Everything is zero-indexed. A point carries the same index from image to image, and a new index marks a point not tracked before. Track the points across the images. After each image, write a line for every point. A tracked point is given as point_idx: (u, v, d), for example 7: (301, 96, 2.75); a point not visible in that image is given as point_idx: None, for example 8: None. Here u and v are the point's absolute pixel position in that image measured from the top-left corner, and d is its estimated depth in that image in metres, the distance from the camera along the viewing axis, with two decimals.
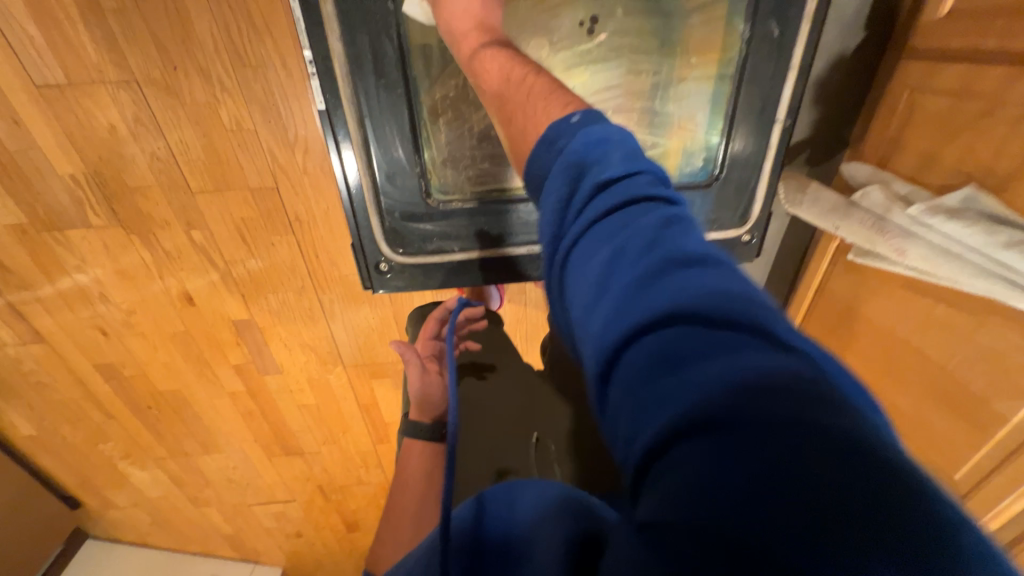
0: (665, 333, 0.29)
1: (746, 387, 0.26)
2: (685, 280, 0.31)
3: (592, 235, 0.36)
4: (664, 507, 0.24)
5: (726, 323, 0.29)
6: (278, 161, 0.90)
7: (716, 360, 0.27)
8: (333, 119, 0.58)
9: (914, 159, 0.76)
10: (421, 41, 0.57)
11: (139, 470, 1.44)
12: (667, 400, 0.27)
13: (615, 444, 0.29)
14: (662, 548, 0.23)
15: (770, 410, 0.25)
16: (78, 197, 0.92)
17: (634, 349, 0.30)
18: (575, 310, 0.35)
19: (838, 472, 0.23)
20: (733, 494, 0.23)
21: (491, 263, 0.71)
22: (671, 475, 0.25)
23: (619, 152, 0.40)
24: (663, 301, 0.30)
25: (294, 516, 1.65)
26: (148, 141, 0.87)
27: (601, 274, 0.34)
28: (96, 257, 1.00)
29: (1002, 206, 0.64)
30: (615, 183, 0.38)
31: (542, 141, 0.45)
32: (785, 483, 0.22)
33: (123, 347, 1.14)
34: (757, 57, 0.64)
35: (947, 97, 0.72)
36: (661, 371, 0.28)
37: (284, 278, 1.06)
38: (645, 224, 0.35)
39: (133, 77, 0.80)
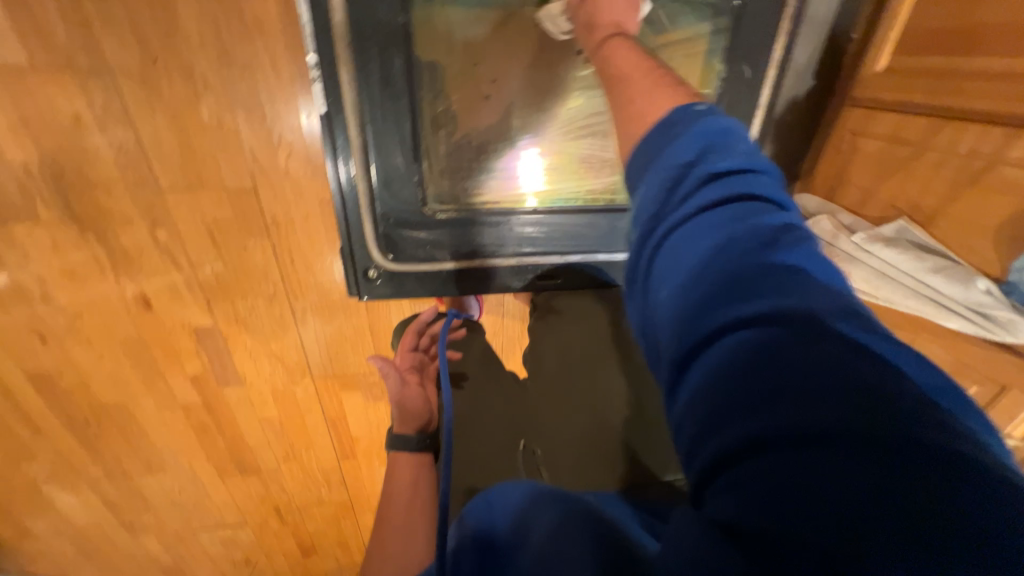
0: (756, 335, 0.34)
1: (842, 368, 0.31)
2: (771, 288, 0.36)
3: (695, 228, 0.41)
4: (763, 479, 0.29)
5: (824, 330, 0.33)
6: (259, 163, 0.88)
7: (814, 348, 0.32)
8: (334, 124, 0.58)
9: (855, 193, 0.86)
10: (427, 53, 0.61)
11: (67, 493, 1.29)
12: (771, 371, 0.32)
13: (689, 424, 0.35)
14: (750, 512, 0.29)
15: (861, 384, 0.30)
16: (29, 189, 0.85)
17: (727, 338, 0.35)
18: (662, 298, 0.41)
19: (935, 441, 0.28)
20: (838, 461, 0.28)
21: (479, 273, 0.73)
22: (763, 451, 0.30)
23: (739, 150, 0.44)
24: (759, 298, 0.35)
25: (243, 541, 1.54)
26: (117, 134, 0.82)
27: (701, 267, 0.39)
28: (42, 254, 0.92)
29: (928, 238, 0.74)
30: (728, 177, 0.42)
31: (659, 125, 0.48)
32: (884, 452, 0.28)
33: (63, 353, 1.04)
34: (731, 94, 0.70)
35: (882, 141, 0.82)
36: (754, 348, 0.33)
37: (255, 283, 1.02)
38: (758, 223, 0.39)
39: (107, 67, 0.77)
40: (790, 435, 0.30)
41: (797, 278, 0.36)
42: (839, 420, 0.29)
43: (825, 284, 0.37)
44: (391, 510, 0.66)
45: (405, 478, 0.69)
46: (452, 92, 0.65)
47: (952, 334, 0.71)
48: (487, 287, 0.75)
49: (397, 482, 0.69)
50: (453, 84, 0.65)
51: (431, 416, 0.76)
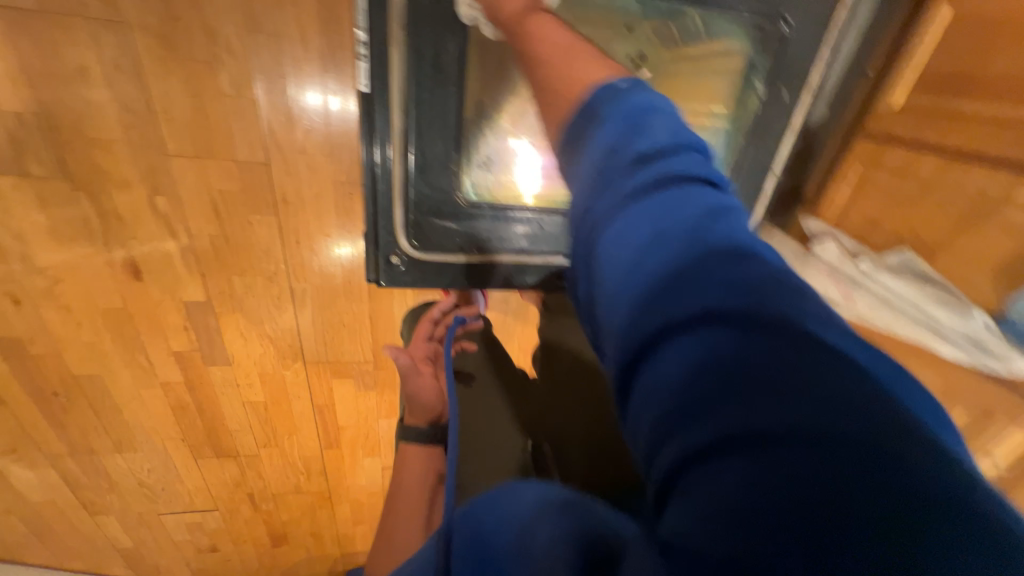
0: (698, 334, 0.29)
1: (770, 374, 0.26)
2: (711, 275, 0.31)
3: (625, 222, 0.35)
4: (710, 500, 0.24)
5: (760, 324, 0.28)
6: (275, 136, 0.85)
7: (756, 349, 0.27)
8: (375, 103, 0.57)
9: (861, 222, 0.90)
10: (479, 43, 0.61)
11: (24, 469, 1.21)
12: (706, 376, 0.27)
13: (641, 435, 0.30)
14: (700, 525, 0.24)
15: (793, 389, 0.25)
16: (19, 140, 0.79)
17: (669, 339, 0.30)
18: (605, 294, 0.35)
19: (874, 456, 0.23)
20: (778, 484, 0.23)
21: (502, 269, 0.72)
22: (708, 468, 0.25)
23: (664, 126, 0.38)
24: (702, 293, 0.30)
25: (211, 527, 1.47)
26: (124, 91, 0.77)
27: (640, 261, 0.33)
28: (26, 211, 0.86)
29: (930, 269, 0.78)
30: (658, 160, 0.36)
31: (578, 102, 0.41)
32: (833, 475, 0.23)
33: (37, 319, 0.97)
34: (766, 117, 0.72)
35: (891, 174, 0.86)
36: (699, 351, 0.28)
37: (256, 261, 0.98)
38: (689, 214, 0.34)
39: (122, 19, 0.72)
40: (737, 449, 0.25)
41: (740, 272, 0.31)
42: (800, 439, 0.24)
43: (769, 271, 0.32)
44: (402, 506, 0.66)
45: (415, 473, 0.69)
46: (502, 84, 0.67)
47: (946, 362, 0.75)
48: (509, 284, 0.74)
49: (409, 478, 0.68)
50: (505, 77, 0.66)
51: (443, 408, 0.73)
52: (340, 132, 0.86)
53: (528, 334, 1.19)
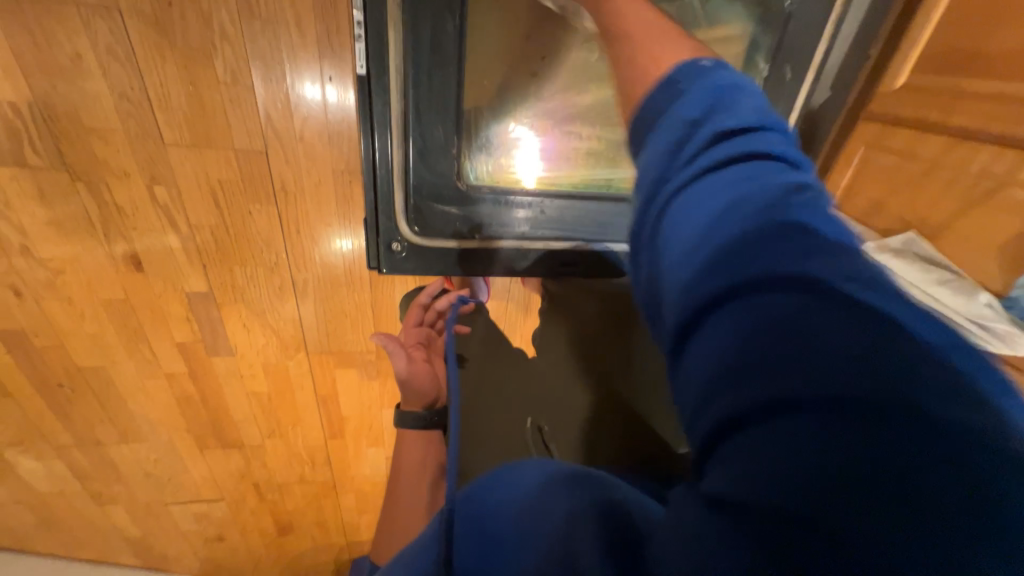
0: (773, 297, 0.28)
1: (867, 336, 0.26)
2: (792, 245, 0.30)
3: (702, 187, 0.35)
4: (770, 450, 0.25)
5: (850, 301, 0.27)
6: (273, 125, 0.84)
7: (850, 320, 0.26)
8: (373, 86, 0.56)
9: (865, 205, 0.90)
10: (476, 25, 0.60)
11: (32, 460, 1.22)
12: (789, 333, 0.27)
13: (692, 389, 0.30)
14: (746, 477, 0.26)
15: (882, 355, 0.25)
16: (16, 130, 0.78)
17: (736, 300, 0.30)
18: (670, 255, 0.35)
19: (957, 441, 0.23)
20: (841, 433, 0.24)
21: (503, 254, 0.72)
22: (774, 422, 0.26)
23: (751, 110, 0.38)
24: (787, 258, 0.30)
25: (218, 517, 1.49)
26: (120, 79, 0.76)
27: (715, 226, 0.33)
28: (26, 203, 0.85)
29: (935, 252, 0.77)
30: (738, 140, 0.37)
31: (663, 78, 0.42)
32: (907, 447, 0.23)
33: (41, 311, 0.98)
34: (771, 94, 0.71)
35: (895, 156, 0.85)
36: (774, 311, 0.28)
37: (257, 251, 0.98)
38: (767, 186, 0.34)
39: (116, 5, 0.71)
40: (813, 407, 0.25)
41: (824, 250, 0.30)
42: (880, 410, 0.24)
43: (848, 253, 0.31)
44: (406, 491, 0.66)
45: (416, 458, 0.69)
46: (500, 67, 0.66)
47: None
48: (509, 270, 0.74)
49: (413, 464, 0.68)
50: (503, 59, 0.66)
51: (438, 394, 0.76)
52: (339, 120, 0.85)
53: (530, 323, 1.19)
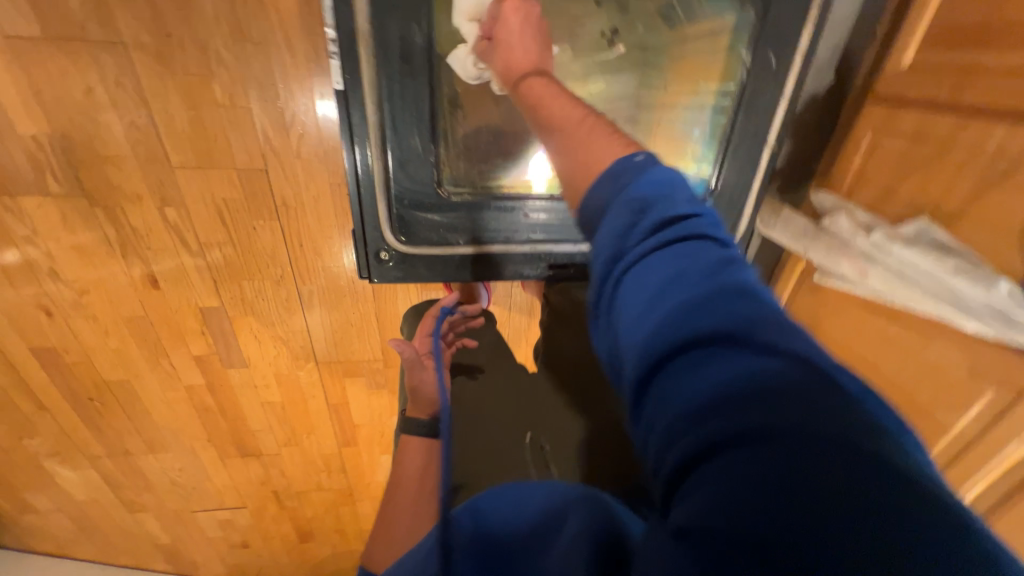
0: (706, 351, 0.34)
1: (782, 394, 0.31)
2: (724, 308, 0.36)
3: (654, 264, 0.40)
4: (716, 497, 0.28)
5: (768, 349, 0.33)
6: (271, 143, 0.87)
7: (766, 377, 0.32)
8: (350, 100, 0.57)
9: (873, 193, 0.85)
10: (449, 29, 0.59)
11: (68, 470, 1.30)
12: (732, 390, 0.32)
13: (653, 442, 0.34)
14: (710, 509, 0.28)
15: (798, 409, 0.29)
16: (38, 162, 0.84)
17: (679, 361, 0.35)
18: (626, 323, 0.40)
19: (880, 472, 0.27)
20: (779, 479, 0.27)
21: (492, 259, 0.72)
22: (723, 467, 0.29)
23: (683, 198, 0.44)
24: (719, 324, 0.35)
25: (241, 524, 1.54)
26: (128, 109, 0.81)
27: (660, 294, 0.38)
28: (50, 229, 0.91)
29: (950, 238, 0.72)
30: (680, 222, 0.42)
31: (605, 174, 0.47)
32: (834, 483, 0.26)
33: (68, 329, 1.04)
34: (755, 82, 0.69)
35: (904, 139, 0.81)
36: (704, 372, 0.33)
37: (263, 265, 1.01)
38: (708, 260, 0.39)
39: (120, 40, 0.76)
40: (749, 442, 0.29)
41: (750, 312, 0.36)
42: (798, 444, 0.28)
43: (772, 312, 0.36)
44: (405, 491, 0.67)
45: (415, 462, 0.70)
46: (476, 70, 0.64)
47: (969, 338, 0.71)
48: (500, 275, 0.74)
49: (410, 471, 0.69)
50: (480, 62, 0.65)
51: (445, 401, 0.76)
52: (333, 135, 0.88)
53: (534, 327, 1.19)
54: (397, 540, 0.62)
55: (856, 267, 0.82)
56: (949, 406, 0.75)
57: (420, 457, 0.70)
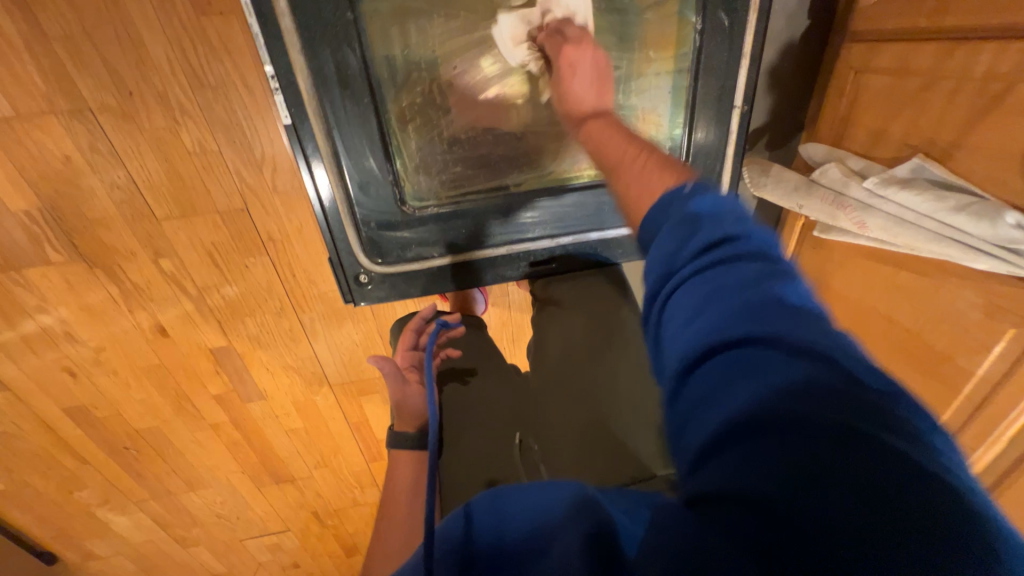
0: (754, 361, 0.38)
1: (835, 394, 0.34)
2: (769, 321, 0.39)
3: (699, 282, 0.43)
4: (754, 485, 0.32)
5: (815, 360, 0.36)
6: (247, 182, 0.89)
7: (823, 386, 0.35)
8: (300, 133, 0.59)
9: (865, 136, 0.81)
10: (381, 45, 0.57)
11: (120, 516, 1.37)
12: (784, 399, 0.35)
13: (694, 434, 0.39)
14: (746, 494, 0.32)
15: (849, 408, 0.33)
16: (35, 234, 0.87)
17: (730, 358, 0.39)
18: (674, 333, 0.44)
19: (908, 474, 0.31)
20: (810, 466, 0.32)
21: (476, 265, 0.73)
22: (750, 460, 0.33)
23: (735, 220, 0.46)
24: (772, 336, 0.38)
25: (289, 545, 1.60)
26: (107, 171, 0.84)
27: (707, 307, 0.42)
28: (58, 295, 0.95)
29: (950, 174, 0.68)
30: (729, 243, 0.44)
31: (660, 198, 0.51)
32: (868, 476, 0.31)
33: (94, 386, 1.09)
34: (711, 45, 0.65)
35: (889, 75, 0.76)
36: (756, 375, 0.37)
37: (262, 301, 1.04)
38: (754, 278, 0.42)
39: (86, 106, 0.78)
40: (790, 443, 0.33)
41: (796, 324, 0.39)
42: (851, 451, 0.31)
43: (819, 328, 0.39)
44: (402, 498, 0.71)
45: (406, 477, 0.73)
46: (416, 84, 0.61)
47: (985, 277, 0.66)
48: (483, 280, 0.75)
49: (405, 485, 0.72)
50: (417, 76, 0.60)
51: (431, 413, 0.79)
52: None
53: None
54: (393, 555, 0.63)
55: (854, 220, 0.77)
56: (970, 352, 0.71)
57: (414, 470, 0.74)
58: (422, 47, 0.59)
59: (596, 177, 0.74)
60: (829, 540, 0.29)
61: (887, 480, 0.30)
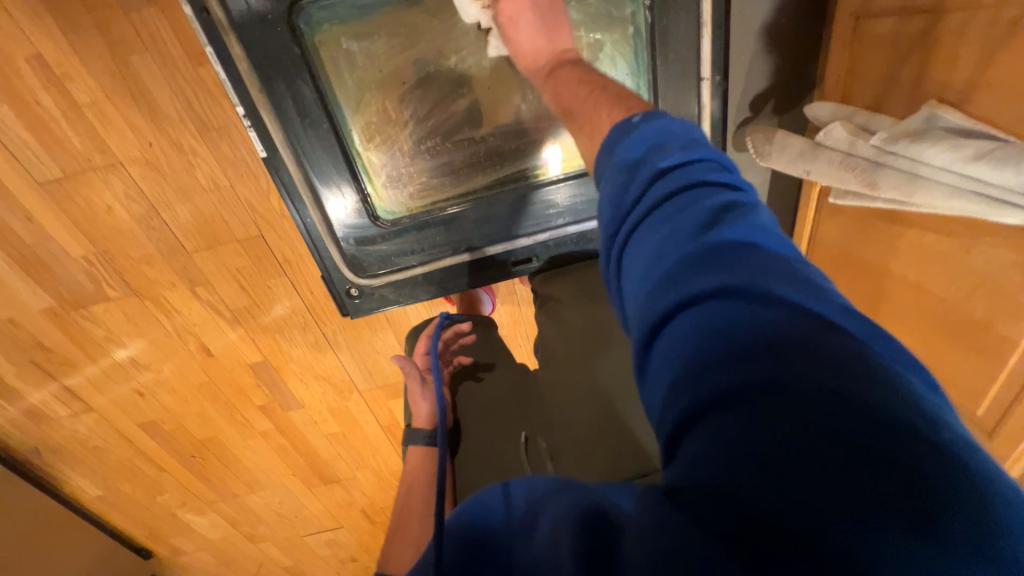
0: (707, 304, 0.35)
1: (794, 330, 0.32)
2: (724, 257, 0.37)
3: (652, 222, 0.41)
4: (713, 437, 0.30)
5: (767, 296, 0.34)
6: (258, 210, 0.97)
7: (770, 314, 0.33)
8: (275, 164, 0.64)
9: (874, 88, 0.73)
10: (333, 75, 0.61)
11: (198, 516, 1.54)
12: (733, 338, 0.33)
13: (655, 392, 0.36)
14: (708, 446, 0.30)
15: (812, 343, 0.31)
16: (93, 275, 1.01)
17: (688, 314, 0.36)
18: (632, 281, 0.41)
19: (865, 405, 0.29)
20: (767, 414, 0.29)
21: (465, 269, 0.76)
22: (709, 413, 0.31)
23: (680, 145, 0.44)
24: (722, 273, 0.36)
25: (345, 541, 1.72)
26: (142, 214, 0.95)
27: (662, 245, 0.40)
28: (119, 326, 1.09)
29: (967, 119, 0.60)
30: (677, 171, 0.42)
31: (612, 136, 0.49)
32: (828, 412, 0.29)
33: (159, 403, 1.24)
34: (663, 19, 0.60)
35: (893, 18, 0.68)
36: (713, 317, 0.34)
37: (287, 317, 1.12)
38: (704, 209, 0.40)
39: (117, 160, 0.89)
40: (748, 390, 0.30)
41: (744, 252, 0.37)
42: (799, 386, 0.30)
43: (774, 256, 0.37)
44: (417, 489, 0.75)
45: (421, 471, 0.77)
46: (369, 106, 0.65)
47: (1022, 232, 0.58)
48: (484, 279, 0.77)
49: (420, 480, 0.76)
50: (369, 98, 0.65)
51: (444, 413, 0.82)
52: None
53: None
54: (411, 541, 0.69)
55: (865, 182, 0.70)
56: (1013, 318, 0.62)
57: (425, 467, 0.77)
58: (371, 70, 0.63)
59: (568, 170, 0.73)
60: (806, 506, 0.27)
61: (856, 414, 0.28)
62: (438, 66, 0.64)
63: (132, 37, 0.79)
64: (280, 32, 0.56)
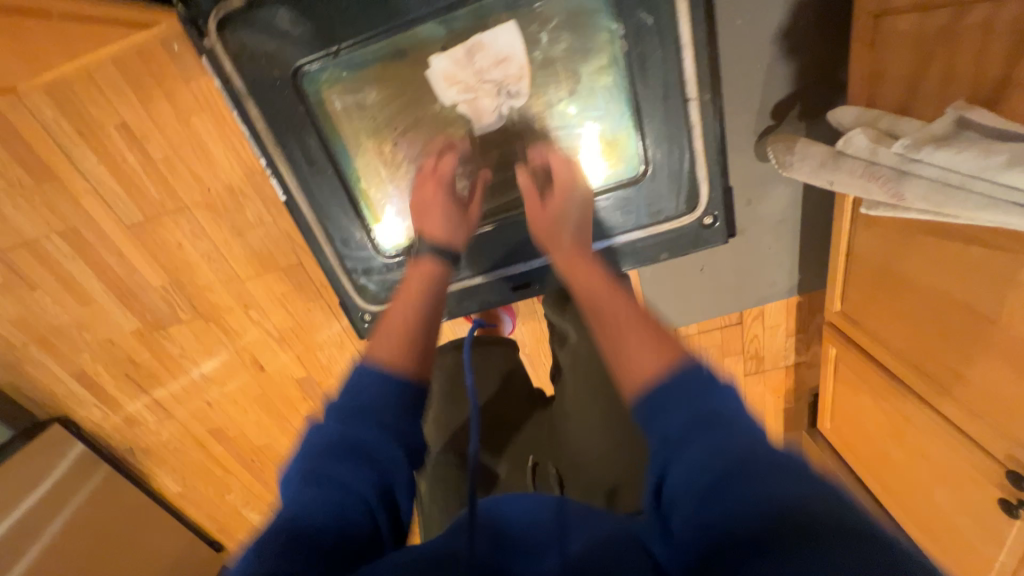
0: (670, 461, 0.37)
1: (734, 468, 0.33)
2: (686, 395, 0.39)
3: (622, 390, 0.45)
4: None
5: (715, 432, 0.36)
6: (297, 241, 1.08)
7: (716, 449, 0.35)
8: (291, 206, 0.72)
9: (901, 91, 0.67)
10: (335, 125, 0.68)
11: (259, 515, 1.70)
12: (692, 493, 0.34)
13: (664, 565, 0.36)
14: None
15: (752, 476, 0.33)
16: (169, 301, 1.17)
17: (661, 475, 0.38)
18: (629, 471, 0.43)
19: (809, 526, 0.29)
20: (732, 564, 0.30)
21: (467, 293, 0.80)
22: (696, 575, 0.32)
23: (625, 315, 0.50)
24: (681, 417, 0.38)
25: None
26: (205, 248, 1.09)
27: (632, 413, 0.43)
28: (190, 344, 1.26)
29: (1002, 120, 0.54)
30: (626, 333, 0.47)
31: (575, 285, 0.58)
32: (777, 541, 0.29)
33: (223, 412, 1.40)
34: (639, 47, 0.58)
35: (914, 16, 0.63)
36: (677, 477, 0.36)
37: (327, 337, 1.23)
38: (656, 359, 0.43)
39: (184, 203, 1.04)
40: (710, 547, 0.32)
41: (698, 391, 0.39)
42: (751, 526, 0.31)
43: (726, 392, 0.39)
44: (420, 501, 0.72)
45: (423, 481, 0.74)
46: (368, 148, 0.71)
47: None
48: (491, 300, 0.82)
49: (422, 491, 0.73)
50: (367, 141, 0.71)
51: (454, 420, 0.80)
52: None
53: None
54: None
55: (889, 192, 0.64)
56: None
57: (427, 482, 0.73)
58: (367, 117, 0.69)
59: None
60: None
61: (805, 536, 0.29)
62: (427, 108, 0.69)
63: (193, 101, 0.93)
64: (286, 92, 0.63)
